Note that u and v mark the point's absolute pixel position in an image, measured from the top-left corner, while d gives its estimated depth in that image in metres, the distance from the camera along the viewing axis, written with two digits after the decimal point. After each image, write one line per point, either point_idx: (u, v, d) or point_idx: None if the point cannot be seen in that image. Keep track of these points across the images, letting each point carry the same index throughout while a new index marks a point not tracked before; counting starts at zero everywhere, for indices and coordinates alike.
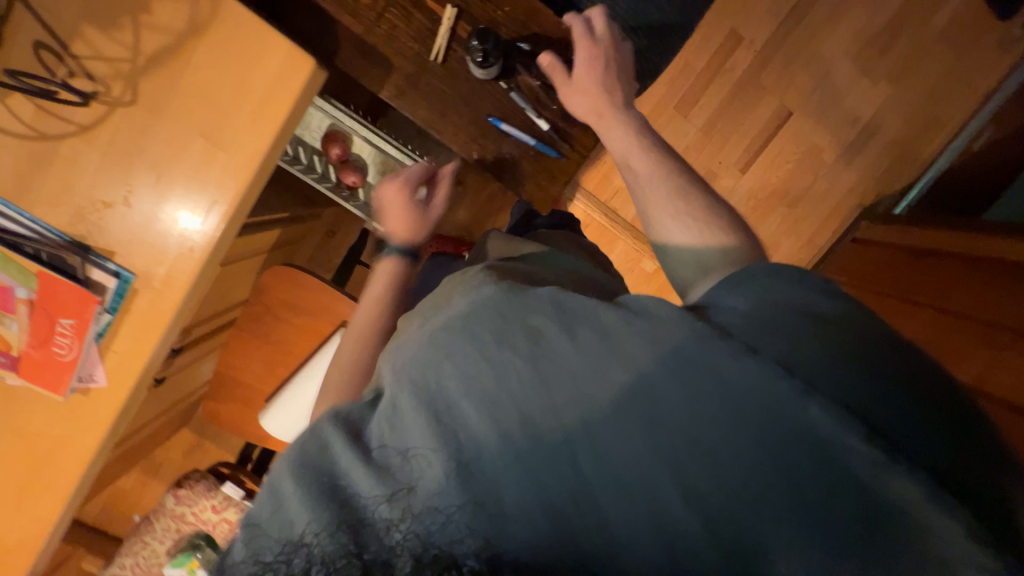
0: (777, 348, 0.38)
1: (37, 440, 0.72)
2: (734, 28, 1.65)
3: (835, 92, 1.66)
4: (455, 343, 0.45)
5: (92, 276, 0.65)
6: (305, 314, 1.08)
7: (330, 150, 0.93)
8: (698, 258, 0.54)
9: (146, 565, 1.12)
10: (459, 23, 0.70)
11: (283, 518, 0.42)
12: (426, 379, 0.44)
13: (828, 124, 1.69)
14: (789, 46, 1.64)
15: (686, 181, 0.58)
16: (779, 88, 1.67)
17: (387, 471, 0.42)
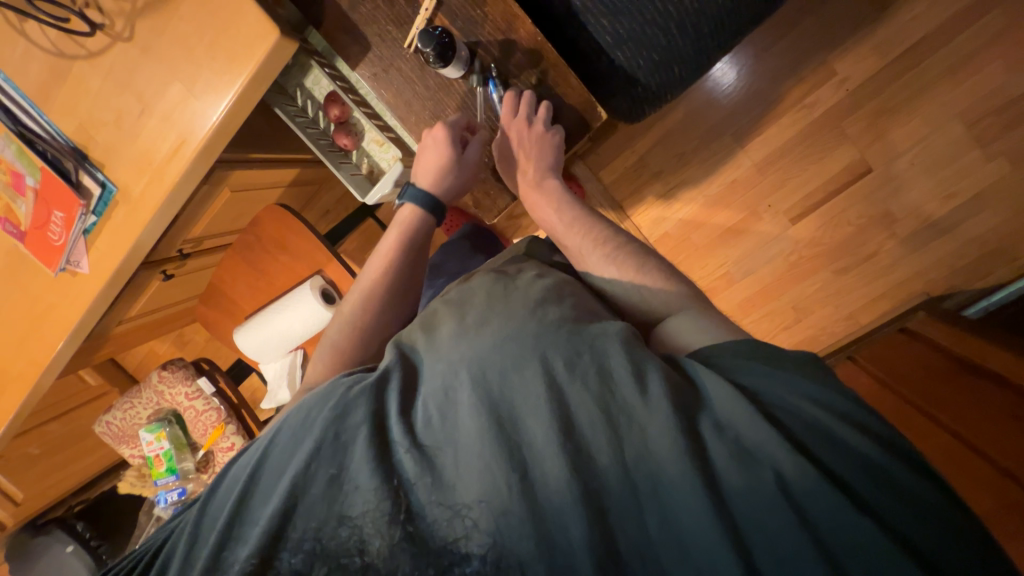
0: (786, 424, 0.41)
1: (39, 301, 0.88)
2: (822, 61, 1.15)
3: (937, 164, 1.14)
4: (507, 364, 0.50)
5: (83, 181, 0.77)
6: (289, 254, 1.21)
7: (331, 109, 0.95)
8: (629, 294, 0.62)
9: (129, 421, 1.37)
10: (435, 15, 0.73)
11: (354, 458, 0.50)
12: (485, 373, 0.50)
13: (909, 197, 1.17)
14: (894, 91, 1.12)
15: (611, 231, 0.68)
16: (863, 141, 1.17)
17: (432, 457, 0.49)
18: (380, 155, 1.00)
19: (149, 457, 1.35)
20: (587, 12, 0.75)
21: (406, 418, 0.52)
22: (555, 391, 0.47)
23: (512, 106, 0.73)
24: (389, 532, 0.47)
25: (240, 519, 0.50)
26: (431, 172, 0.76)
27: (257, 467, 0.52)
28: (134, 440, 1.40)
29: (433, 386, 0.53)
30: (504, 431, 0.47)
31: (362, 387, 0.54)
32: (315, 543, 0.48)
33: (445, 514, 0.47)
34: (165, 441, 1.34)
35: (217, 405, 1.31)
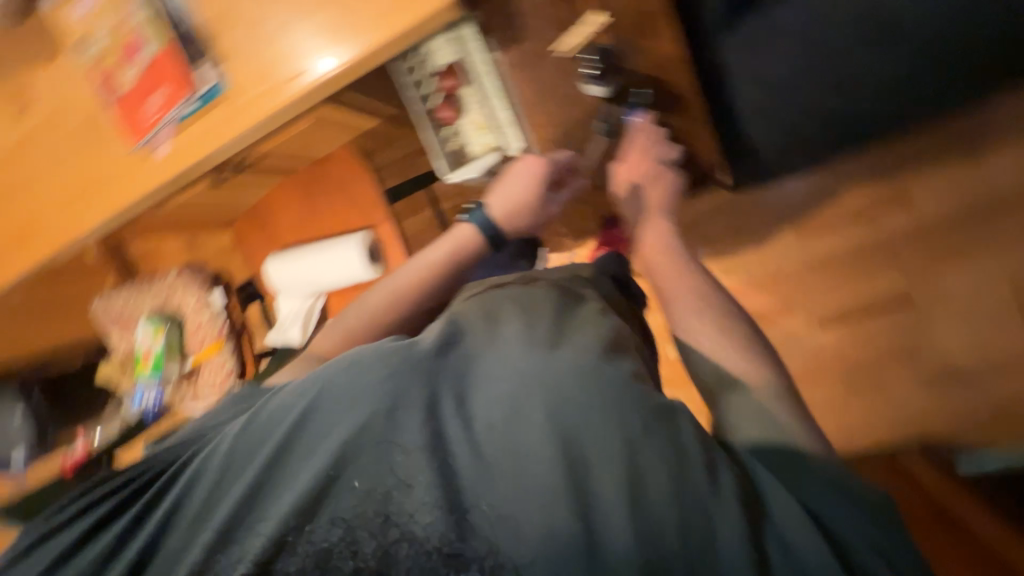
0: (847, 554, 0.43)
1: (105, 172, 0.85)
2: (904, 186, 1.16)
3: (989, 322, 1.14)
4: (571, 396, 0.51)
5: (202, 69, 0.76)
6: (348, 201, 1.19)
7: (447, 81, 0.83)
8: (711, 357, 0.61)
9: (129, 310, 1.35)
10: (598, 35, 0.76)
11: (410, 443, 0.51)
12: (556, 400, 0.50)
13: (952, 345, 1.17)
14: (963, 238, 1.14)
15: (706, 287, 0.67)
16: (921, 276, 1.18)
17: (477, 460, 0.49)
18: (476, 139, 0.93)
19: (137, 351, 1.31)
20: (734, 79, 0.79)
21: (459, 414, 0.52)
22: (613, 439, 0.48)
23: (641, 140, 0.81)
24: (425, 519, 0.49)
25: (281, 467, 0.52)
26: (510, 203, 0.83)
27: (305, 422, 0.53)
28: (123, 329, 1.36)
29: (490, 390, 0.53)
30: (555, 461, 0.47)
31: (420, 367, 0.55)
32: (352, 505, 0.51)
33: (480, 519, 0.48)
34: (160, 339, 1.31)
35: (225, 320, 1.32)
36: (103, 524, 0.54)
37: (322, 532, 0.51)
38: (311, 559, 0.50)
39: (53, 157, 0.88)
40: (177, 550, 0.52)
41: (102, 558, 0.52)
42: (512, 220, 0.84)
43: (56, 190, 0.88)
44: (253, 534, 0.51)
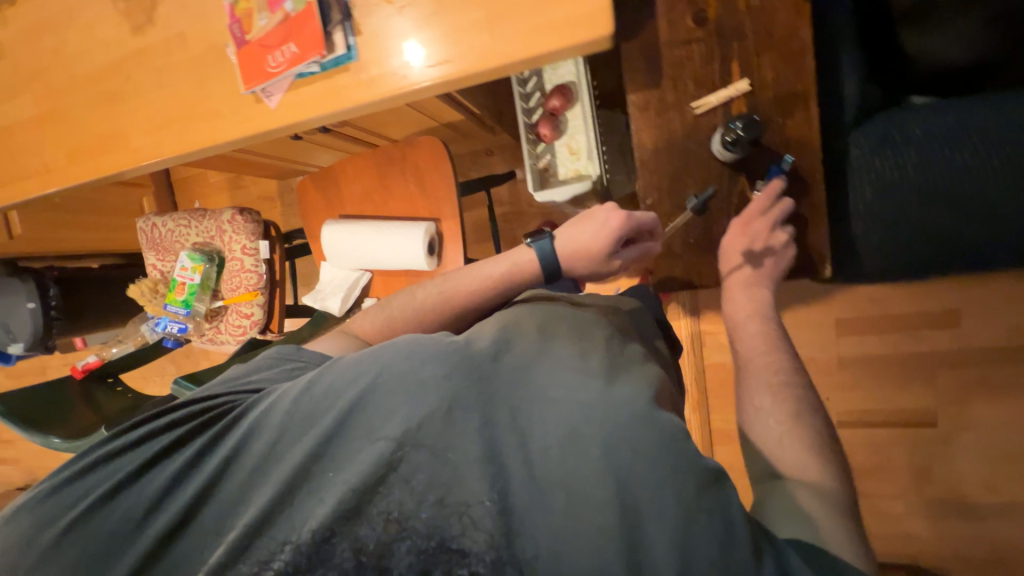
0: None
1: (215, 117, 0.87)
2: (955, 309, 1.32)
3: (986, 450, 1.34)
4: (634, 438, 0.48)
5: (334, 36, 0.75)
6: (419, 187, 1.17)
7: (552, 99, 0.98)
8: (771, 437, 0.58)
9: (176, 237, 1.34)
10: (741, 98, 0.69)
11: (461, 450, 0.48)
12: (617, 439, 0.48)
13: (948, 463, 1.36)
14: (988, 373, 1.32)
15: (789, 370, 0.63)
16: (942, 394, 1.35)
17: (533, 485, 0.47)
18: (566, 161, 1.02)
19: (174, 280, 1.30)
20: (853, 166, 0.77)
21: (517, 430, 0.49)
22: (674, 494, 0.45)
23: (768, 196, 0.69)
24: (472, 538, 0.46)
25: (325, 444, 0.50)
26: (575, 246, 0.74)
27: (356, 404, 0.51)
28: (166, 253, 1.36)
29: (547, 411, 0.50)
30: (614, 504, 0.45)
31: (482, 372, 0.52)
32: (397, 506, 0.48)
33: (529, 547, 0.46)
34: (198, 275, 1.28)
35: (263, 274, 1.29)
36: (154, 463, 0.53)
37: (362, 529, 0.48)
38: (348, 555, 0.47)
39: (170, 88, 0.89)
40: (219, 508, 0.50)
41: (149, 501, 0.51)
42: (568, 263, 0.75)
43: (169, 122, 0.91)
44: (295, 514, 0.48)
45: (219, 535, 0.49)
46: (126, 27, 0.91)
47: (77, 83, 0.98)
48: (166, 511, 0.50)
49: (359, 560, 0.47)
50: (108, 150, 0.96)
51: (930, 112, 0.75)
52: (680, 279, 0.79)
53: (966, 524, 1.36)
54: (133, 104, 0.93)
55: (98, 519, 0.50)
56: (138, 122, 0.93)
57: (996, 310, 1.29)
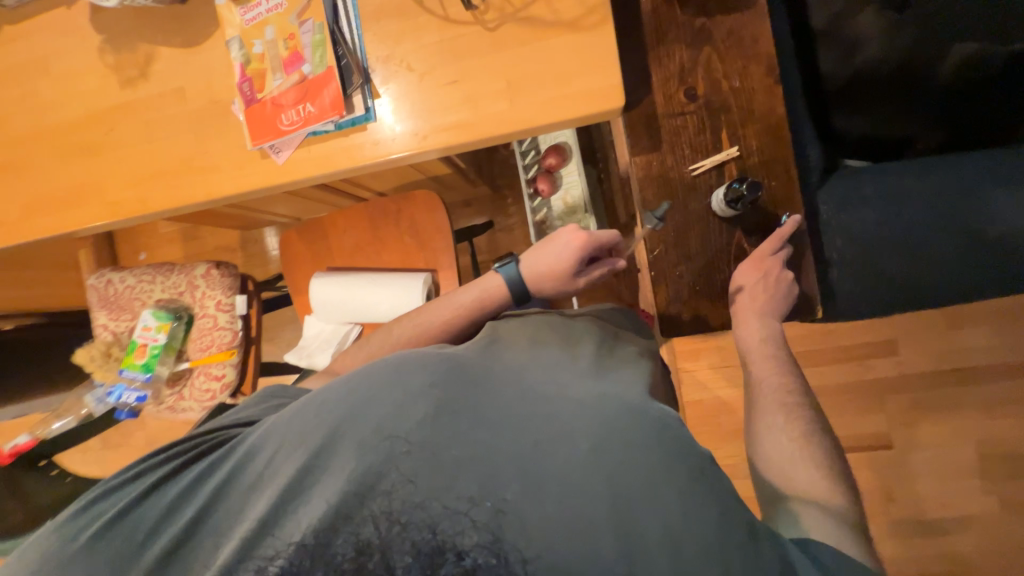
0: None
1: (217, 173, 0.84)
2: (893, 339, 1.48)
3: (935, 466, 1.48)
4: (601, 430, 0.56)
5: (353, 98, 0.77)
6: (415, 239, 1.17)
7: (548, 157, 1.05)
8: (779, 451, 0.64)
9: (138, 293, 1.22)
10: (732, 162, 0.79)
11: (448, 448, 0.55)
12: (585, 429, 0.56)
13: (907, 481, 1.49)
14: (928, 395, 1.48)
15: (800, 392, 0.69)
16: (895, 419, 1.49)
17: (513, 477, 0.53)
18: (562, 214, 1.08)
19: (133, 341, 1.17)
20: (823, 226, 0.89)
21: (500, 430, 0.56)
22: (635, 476, 0.53)
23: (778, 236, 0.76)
24: (462, 527, 0.52)
25: (325, 452, 0.57)
26: (543, 267, 0.87)
27: (354, 416, 0.58)
28: (124, 311, 1.23)
29: (525, 412, 0.58)
30: (583, 489, 0.52)
31: (463, 383, 0.61)
32: (392, 505, 0.53)
33: (511, 534, 0.51)
34: (163, 335, 1.17)
35: (238, 331, 1.19)
36: (182, 476, 0.62)
37: (362, 527, 0.53)
38: (348, 553, 0.52)
39: (164, 143, 0.85)
40: (231, 513, 0.57)
41: (173, 510, 0.58)
42: (539, 283, 0.88)
43: (161, 177, 0.86)
44: (302, 517, 0.54)
45: (229, 541, 0.55)
46: (113, 79, 0.87)
47: (46, 133, 0.91)
48: (181, 524, 0.57)
49: (357, 558, 0.52)
50: (82, 203, 0.89)
51: (880, 184, 0.89)
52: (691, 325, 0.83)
53: (925, 540, 1.48)
54: (115, 156, 0.88)
55: (120, 536, 0.57)
56: (120, 175, 0.88)
57: (926, 341, 1.47)
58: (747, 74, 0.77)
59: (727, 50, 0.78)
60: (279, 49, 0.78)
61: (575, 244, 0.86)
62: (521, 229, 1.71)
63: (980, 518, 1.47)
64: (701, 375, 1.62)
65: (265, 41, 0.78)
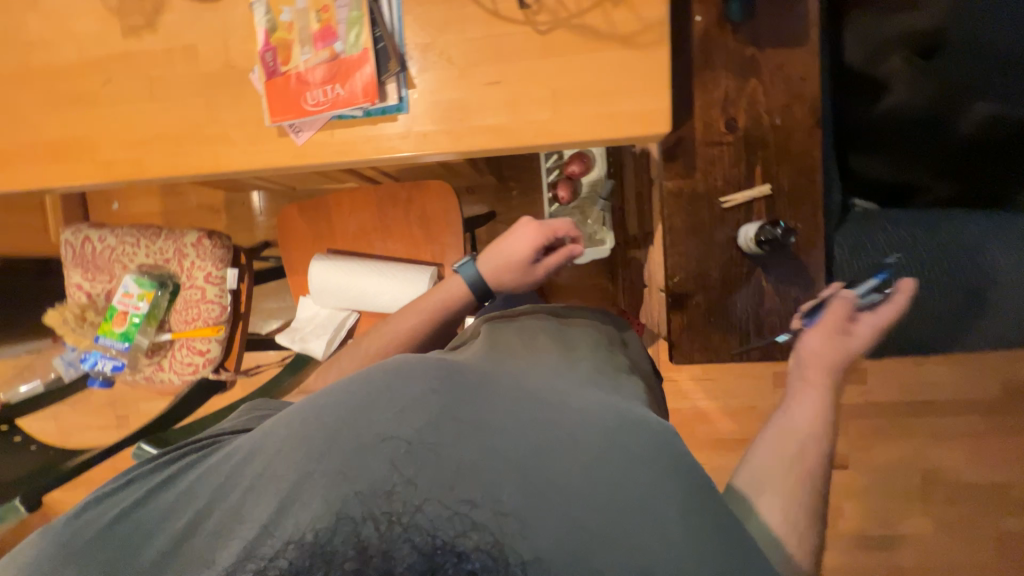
0: None
1: (227, 144, 0.78)
2: (866, 369, 1.56)
3: (887, 489, 1.58)
4: (607, 435, 0.54)
5: (386, 85, 0.72)
6: (423, 230, 1.14)
7: (570, 165, 1.04)
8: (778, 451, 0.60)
9: (119, 255, 1.14)
10: (761, 199, 0.79)
11: (448, 449, 0.51)
12: (585, 434, 0.54)
13: (860, 500, 1.59)
14: (892, 425, 1.57)
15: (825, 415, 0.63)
16: (857, 443, 1.58)
17: (521, 481, 0.50)
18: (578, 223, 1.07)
19: (112, 307, 1.10)
20: (836, 269, 0.91)
21: (507, 432, 0.53)
22: (644, 481, 0.50)
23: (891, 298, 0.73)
24: (468, 531, 0.48)
25: (317, 459, 0.52)
26: (499, 260, 0.86)
27: (346, 421, 0.54)
28: (102, 273, 1.15)
29: (530, 412, 0.55)
30: (591, 493, 0.50)
31: (457, 384, 0.57)
32: (397, 505, 0.49)
33: (521, 539, 0.48)
34: (145, 304, 1.10)
35: (227, 306, 1.13)
36: (186, 476, 0.59)
37: (362, 527, 0.49)
38: (349, 553, 0.47)
39: (168, 104, 0.79)
40: (233, 518, 0.52)
41: (166, 522, 0.55)
42: (497, 277, 0.87)
43: (163, 140, 0.79)
44: (300, 515, 0.50)
45: (228, 543, 0.51)
46: (113, 24, 0.79)
47: (31, 75, 0.82)
48: (173, 535, 0.53)
49: (357, 561, 0.47)
50: (69, 158, 0.82)
51: (890, 234, 0.93)
52: (698, 355, 0.84)
53: (867, 554, 1.60)
54: (111, 111, 0.80)
55: (109, 551, 0.53)
56: (115, 133, 0.80)
57: (897, 374, 1.55)
58: (789, 112, 0.77)
59: (773, 85, 0.77)
60: (310, 21, 0.72)
61: (528, 235, 0.84)
62: None
63: (919, 538, 1.59)
64: (683, 386, 1.67)
65: (295, 10, 0.72)
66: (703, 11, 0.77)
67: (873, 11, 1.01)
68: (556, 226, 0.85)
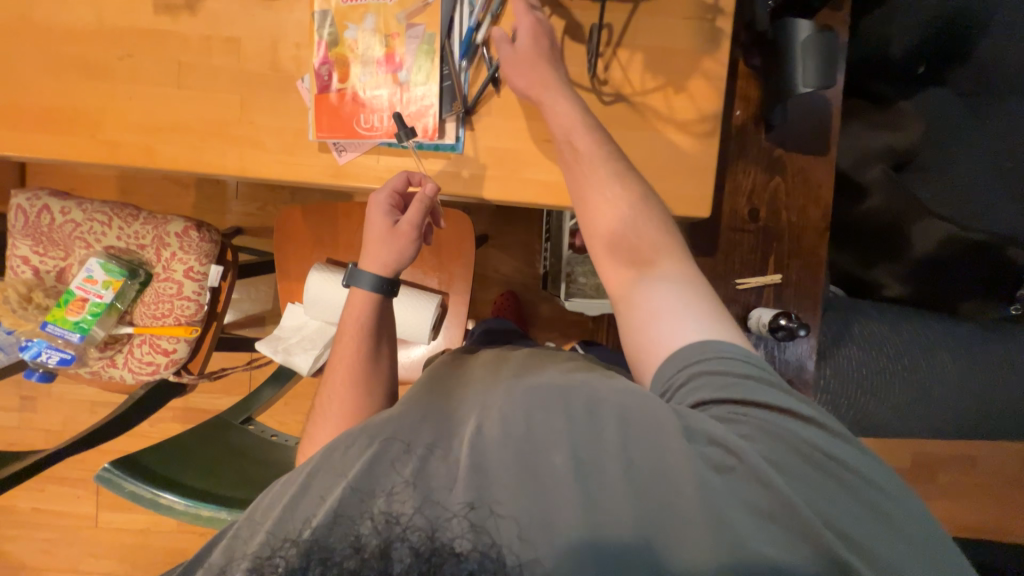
0: (839, 438, 0.47)
1: (257, 147, 0.73)
2: None
3: None
4: (618, 421, 0.47)
5: (445, 124, 0.72)
6: (433, 255, 1.11)
7: None
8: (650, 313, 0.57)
9: (83, 232, 1.02)
10: (771, 286, 0.86)
11: (411, 446, 0.49)
12: (535, 409, 0.50)
13: None
14: None
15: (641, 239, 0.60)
16: None
17: (521, 478, 0.45)
18: (589, 273, 1.10)
19: (69, 292, 0.98)
20: (821, 352, 1.01)
21: (501, 424, 0.49)
22: (669, 454, 0.44)
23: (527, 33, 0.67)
24: (468, 531, 0.44)
25: (299, 496, 0.48)
26: (365, 253, 0.71)
27: (317, 462, 0.51)
28: (59, 249, 1.02)
29: (528, 403, 0.50)
30: (562, 452, 0.46)
31: (409, 405, 0.56)
32: (397, 506, 0.46)
33: (522, 540, 0.43)
34: (110, 293, 0.98)
35: (203, 305, 1.03)
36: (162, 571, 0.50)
37: (361, 527, 0.45)
38: (346, 554, 0.44)
39: (196, 93, 0.72)
40: (238, 541, 0.47)
41: None
42: (373, 266, 0.71)
43: (182, 129, 0.72)
44: (303, 520, 0.46)
45: None
46: None
47: (32, 29, 0.72)
48: None
49: (354, 561, 0.43)
50: (60, 128, 0.72)
51: (868, 326, 1.03)
52: None
53: None
54: (126, 89, 0.72)
55: None
56: (126, 112, 0.72)
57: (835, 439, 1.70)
58: (804, 213, 0.85)
59: (793, 186, 0.85)
60: (377, 44, 0.71)
61: (368, 205, 0.71)
62: (518, 252, 1.68)
63: None
64: None
65: (361, 29, 0.71)
66: (742, 107, 0.84)
67: (860, 123, 1.13)
68: (395, 179, 0.71)
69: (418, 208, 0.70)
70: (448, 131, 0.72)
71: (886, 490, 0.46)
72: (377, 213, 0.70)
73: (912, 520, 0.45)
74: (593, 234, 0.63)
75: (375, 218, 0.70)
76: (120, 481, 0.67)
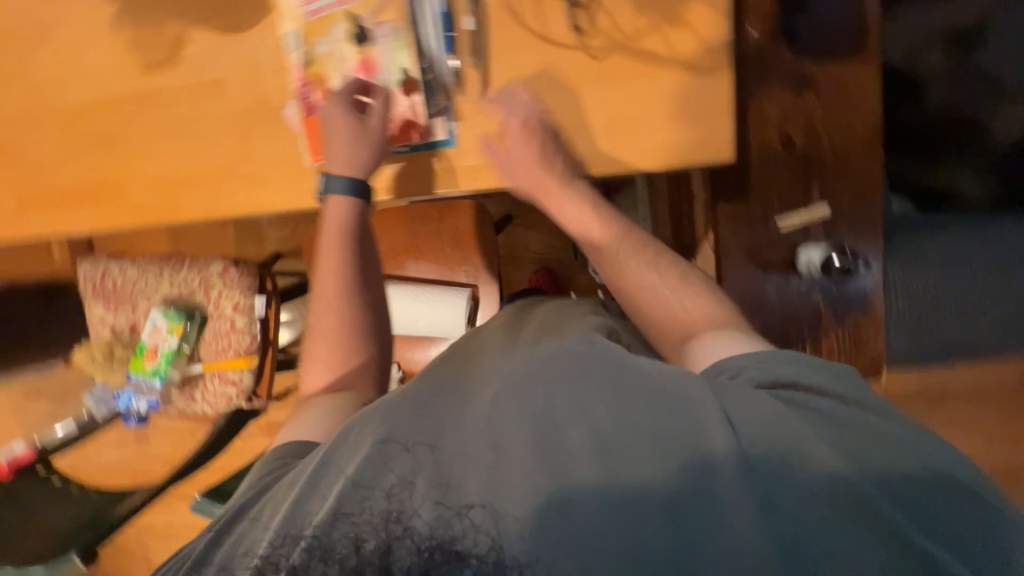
0: (884, 415, 0.44)
1: (264, 182, 0.74)
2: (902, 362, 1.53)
3: None
4: (643, 396, 0.46)
5: (433, 120, 0.70)
6: (456, 248, 1.10)
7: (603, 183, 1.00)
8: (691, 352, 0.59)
9: (142, 285, 1.11)
10: (820, 219, 0.77)
11: (416, 440, 0.49)
12: (552, 390, 0.48)
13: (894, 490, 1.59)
14: None
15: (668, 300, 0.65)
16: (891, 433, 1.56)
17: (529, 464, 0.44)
18: None
19: (143, 343, 1.08)
20: (888, 284, 0.89)
21: (515, 408, 0.48)
22: (691, 431, 0.43)
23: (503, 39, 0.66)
24: (472, 531, 0.43)
25: (306, 497, 0.48)
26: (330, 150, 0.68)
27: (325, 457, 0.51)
28: (125, 306, 1.12)
29: (543, 383, 0.49)
30: (573, 436, 0.45)
31: (417, 395, 0.55)
32: (401, 507, 0.45)
33: (522, 540, 0.41)
34: (175, 338, 1.07)
35: (256, 335, 1.09)
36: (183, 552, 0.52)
37: (364, 527, 0.45)
38: (346, 552, 0.44)
39: (199, 142, 0.74)
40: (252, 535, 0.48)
41: None
42: (347, 174, 0.68)
43: (195, 181, 0.75)
44: (310, 513, 0.47)
45: None
46: (132, 60, 0.74)
47: (47, 115, 0.77)
48: None
49: (353, 560, 0.44)
50: (95, 202, 0.78)
51: (943, 242, 0.90)
52: None
53: None
54: (139, 152, 0.76)
55: None
56: (144, 175, 0.76)
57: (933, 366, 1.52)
58: (848, 131, 0.74)
59: (831, 103, 0.74)
60: (351, 53, 0.69)
61: (326, 106, 0.69)
62: (544, 227, 1.63)
63: None
64: None
65: (331, 40, 0.69)
66: (758, 24, 0.74)
67: (908, 7, 0.95)
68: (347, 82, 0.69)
69: (379, 102, 0.68)
70: (439, 126, 0.69)
71: (948, 463, 0.41)
72: (332, 111, 0.68)
73: (986, 497, 0.40)
74: (643, 313, 0.67)
75: (330, 116, 0.68)
76: (211, 509, 0.75)
